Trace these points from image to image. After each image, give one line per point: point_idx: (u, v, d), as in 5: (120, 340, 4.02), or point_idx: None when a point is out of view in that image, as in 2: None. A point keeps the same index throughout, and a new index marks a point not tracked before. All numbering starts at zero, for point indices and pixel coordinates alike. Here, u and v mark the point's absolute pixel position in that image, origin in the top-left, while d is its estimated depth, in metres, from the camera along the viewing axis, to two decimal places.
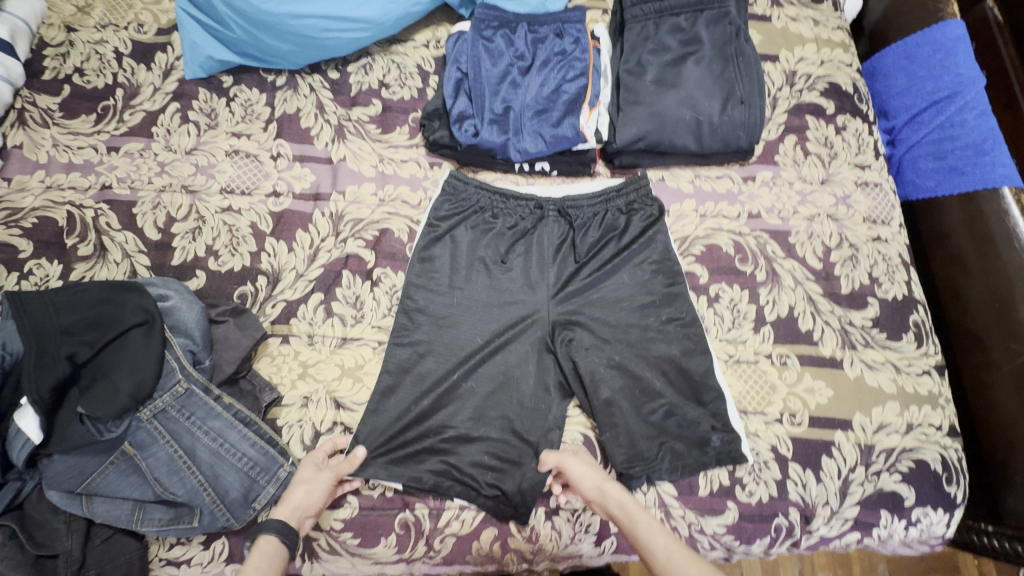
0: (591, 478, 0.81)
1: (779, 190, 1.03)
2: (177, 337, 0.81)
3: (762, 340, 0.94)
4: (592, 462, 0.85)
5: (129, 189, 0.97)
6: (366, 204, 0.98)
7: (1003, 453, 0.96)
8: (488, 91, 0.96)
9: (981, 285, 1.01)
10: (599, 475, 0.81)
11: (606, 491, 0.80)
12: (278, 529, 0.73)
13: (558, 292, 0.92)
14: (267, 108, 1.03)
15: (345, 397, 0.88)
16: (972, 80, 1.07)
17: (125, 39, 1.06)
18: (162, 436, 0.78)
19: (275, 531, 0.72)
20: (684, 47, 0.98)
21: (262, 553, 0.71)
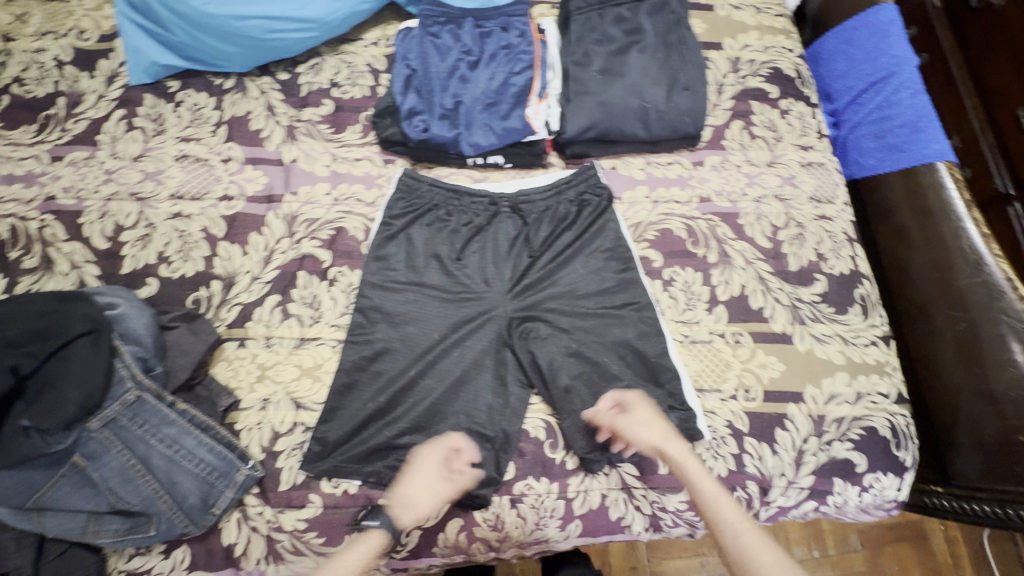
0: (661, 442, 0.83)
1: (728, 174, 1.05)
2: (126, 345, 0.79)
3: (716, 320, 0.96)
4: (648, 420, 0.85)
5: (74, 199, 0.95)
6: (320, 204, 0.98)
7: (949, 417, 1.00)
8: (437, 87, 0.97)
9: (923, 257, 1.05)
10: (656, 436, 0.83)
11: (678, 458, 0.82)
12: (391, 526, 0.78)
13: (515, 283, 0.94)
14: (216, 112, 1.02)
15: (304, 397, 0.87)
16: (905, 61, 1.12)
17: (66, 46, 1.04)
18: (114, 446, 0.77)
19: (387, 531, 0.77)
20: (627, 37, 1.00)
21: (367, 547, 0.76)
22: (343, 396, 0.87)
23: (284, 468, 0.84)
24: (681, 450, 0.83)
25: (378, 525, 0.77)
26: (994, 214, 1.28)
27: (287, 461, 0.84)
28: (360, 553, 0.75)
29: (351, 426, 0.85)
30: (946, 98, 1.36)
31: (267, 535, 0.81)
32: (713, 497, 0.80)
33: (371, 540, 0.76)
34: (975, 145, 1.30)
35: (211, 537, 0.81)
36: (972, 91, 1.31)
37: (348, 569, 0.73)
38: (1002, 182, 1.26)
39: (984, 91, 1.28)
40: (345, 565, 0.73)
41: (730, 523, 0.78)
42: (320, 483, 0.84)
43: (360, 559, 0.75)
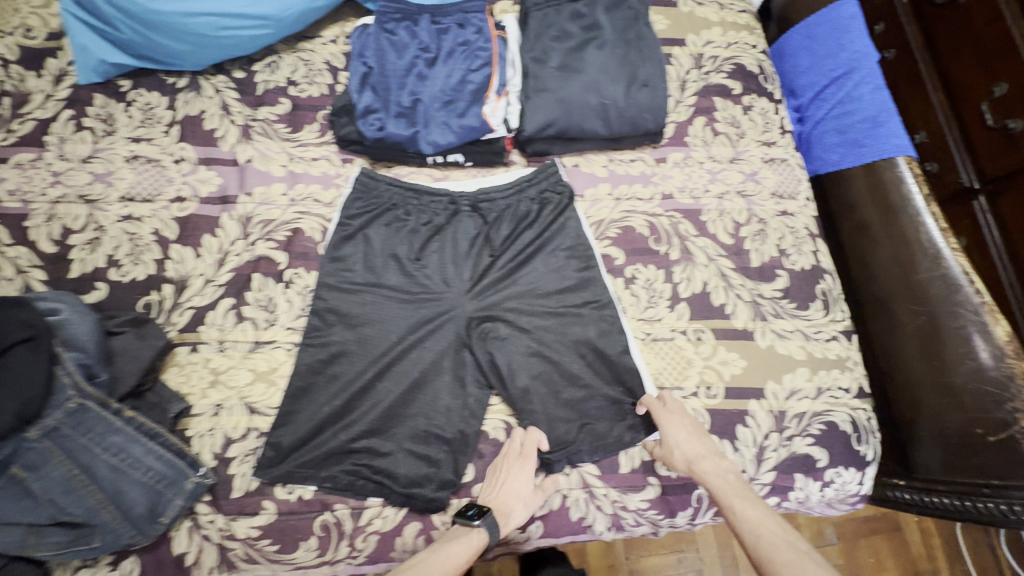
0: (689, 450, 0.84)
1: (691, 170, 1.05)
2: (68, 351, 0.76)
3: (678, 318, 0.96)
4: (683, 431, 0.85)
5: (20, 202, 0.92)
6: (276, 205, 0.96)
7: (910, 411, 1.01)
8: (394, 84, 0.95)
9: (885, 251, 1.05)
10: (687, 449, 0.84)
11: (703, 464, 0.83)
12: (494, 527, 0.77)
13: (475, 283, 0.93)
14: (169, 112, 1.00)
15: (258, 402, 0.86)
16: (865, 56, 1.13)
17: (11, 45, 1.00)
18: (56, 456, 0.74)
19: (489, 533, 0.77)
20: (586, 33, 1.00)
21: (468, 546, 0.75)
22: (298, 400, 0.85)
23: (236, 474, 0.82)
24: (706, 456, 0.83)
25: (482, 524, 0.77)
26: (960, 208, 1.29)
27: (239, 467, 0.82)
28: (466, 550, 0.75)
29: (305, 430, 0.83)
30: (913, 93, 1.36)
31: (220, 543, 0.80)
32: (738, 499, 0.78)
33: (475, 539, 0.76)
34: (942, 139, 1.31)
35: (161, 547, 0.79)
36: (937, 86, 1.31)
37: (455, 564, 0.73)
38: (967, 176, 1.27)
39: (949, 86, 1.29)
40: (455, 559, 0.73)
41: (751, 528, 0.75)
42: (274, 489, 0.82)
43: (465, 556, 0.74)
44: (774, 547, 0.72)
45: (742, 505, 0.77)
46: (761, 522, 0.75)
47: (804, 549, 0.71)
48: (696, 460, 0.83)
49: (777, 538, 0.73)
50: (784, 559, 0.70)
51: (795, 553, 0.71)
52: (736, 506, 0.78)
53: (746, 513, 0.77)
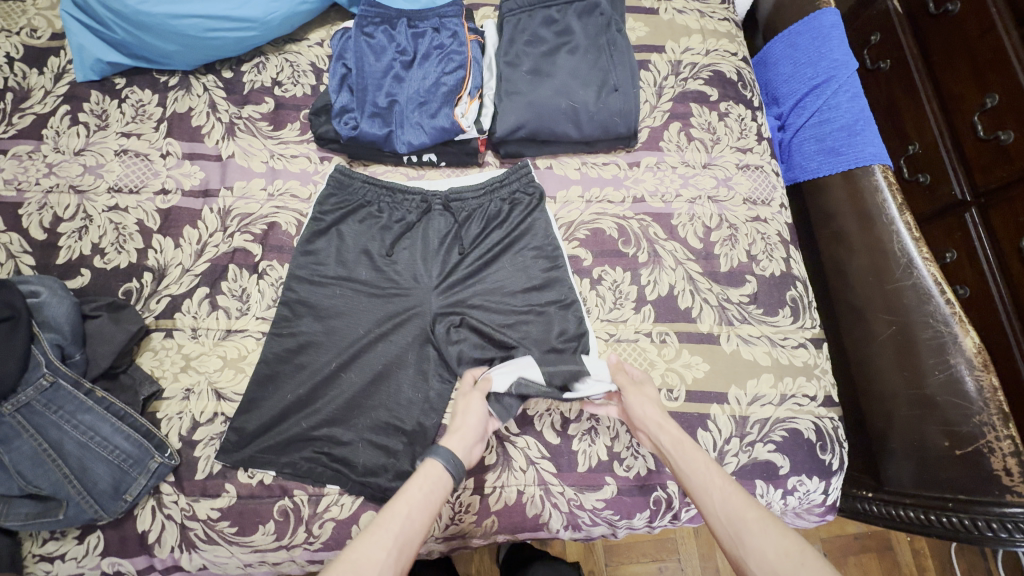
0: (654, 421, 0.83)
1: (663, 174, 1.06)
2: (46, 332, 0.81)
3: (642, 320, 0.97)
4: (653, 401, 0.85)
5: (16, 191, 0.97)
6: (254, 200, 1.00)
7: (881, 422, 1.00)
8: (371, 85, 0.98)
9: (862, 260, 1.04)
10: (655, 416, 0.83)
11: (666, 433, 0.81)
12: (442, 455, 0.77)
13: (441, 280, 0.94)
14: (159, 108, 1.04)
15: (225, 388, 0.89)
16: (845, 64, 1.12)
17: (18, 44, 1.06)
18: (26, 431, 0.78)
19: (440, 459, 0.77)
20: (558, 38, 1.03)
21: (425, 479, 0.75)
22: (264, 387, 0.87)
23: (201, 457, 0.85)
24: (670, 428, 0.82)
25: (431, 454, 0.77)
26: (950, 221, 1.21)
27: (204, 450, 0.85)
28: (422, 484, 0.74)
29: (267, 417, 0.86)
30: (905, 100, 1.29)
31: (181, 523, 0.82)
32: (703, 473, 0.76)
33: (428, 473, 0.76)
34: (935, 150, 1.22)
35: (126, 524, 0.82)
36: (931, 96, 1.23)
37: (411, 498, 0.71)
38: (960, 189, 1.18)
39: (944, 96, 1.21)
40: (409, 495, 0.72)
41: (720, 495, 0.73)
42: (236, 473, 0.85)
43: (422, 488, 0.73)
44: (741, 509, 0.71)
45: (705, 468, 0.77)
46: (728, 489, 0.74)
47: (765, 512, 0.71)
48: (660, 429, 0.82)
49: (745, 502, 0.72)
50: (753, 518, 0.70)
51: (762, 514, 0.70)
52: (704, 475, 0.76)
53: (715, 482, 0.75)
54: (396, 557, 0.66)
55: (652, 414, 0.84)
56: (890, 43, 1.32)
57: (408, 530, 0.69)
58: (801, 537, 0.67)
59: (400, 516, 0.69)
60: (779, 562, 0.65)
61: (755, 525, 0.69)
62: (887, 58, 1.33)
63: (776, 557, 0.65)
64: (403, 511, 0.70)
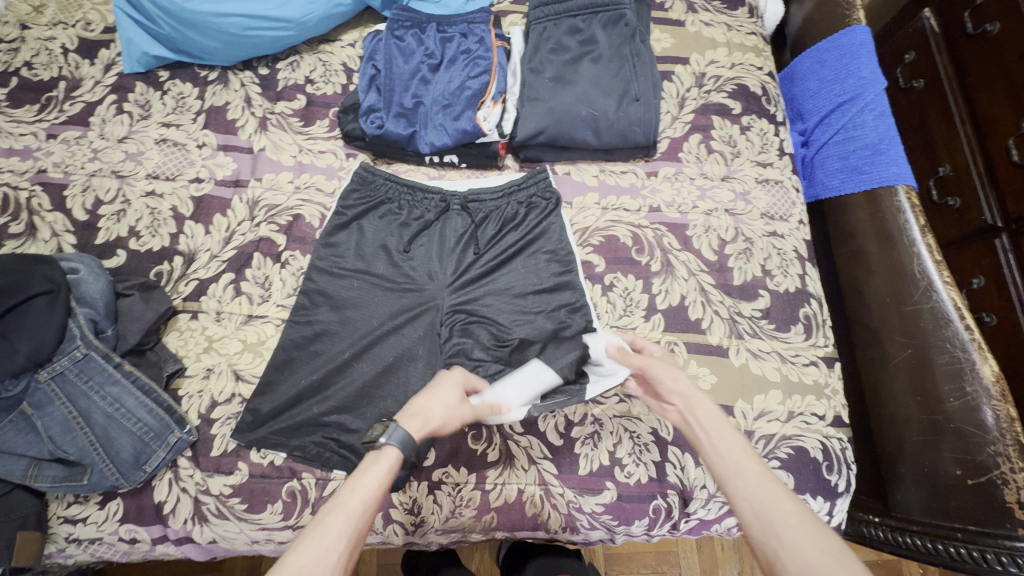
0: (683, 394, 0.80)
1: (680, 185, 1.07)
2: (81, 307, 0.86)
3: (652, 328, 0.97)
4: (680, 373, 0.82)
5: (63, 173, 1.03)
6: (282, 191, 1.04)
7: (892, 447, 0.98)
8: (398, 87, 1.02)
9: (881, 281, 1.03)
10: (685, 388, 0.80)
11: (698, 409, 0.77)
12: (403, 445, 0.71)
13: (454, 279, 0.97)
14: (198, 101, 1.10)
15: (244, 370, 0.93)
16: (873, 82, 1.11)
17: (73, 36, 1.13)
18: (59, 398, 0.83)
19: (398, 447, 0.71)
20: (582, 47, 1.04)
21: (380, 469, 0.69)
22: (280, 371, 0.90)
23: (217, 435, 0.88)
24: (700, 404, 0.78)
25: (389, 441, 0.70)
26: (979, 246, 1.17)
27: (220, 428, 0.89)
28: (377, 475, 0.69)
29: (281, 401, 0.89)
30: (939, 121, 1.26)
31: (195, 497, 0.86)
32: (732, 453, 0.71)
33: (384, 460, 0.70)
34: (966, 172, 1.20)
35: (144, 493, 0.86)
36: (965, 117, 1.20)
37: (365, 493, 0.67)
38: (990, 213, 1.15)
39: (978, 118, 1.17)
40: (363, 489, 0.67)
41: (753, 482, 0.67)
42: (249, 452, 0.88)
43: (377, 481, 0.68)
44: (774, 497, 0.65)
45: (738, 449, 0.71)
46: (762, 478, 0.67)
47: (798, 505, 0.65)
48: (691, 402, 0.79)
49: (781, 492, 0.66)
50: (790, 509, 0.64)
51: (799, 508, 0.65)
52: (732, 458, 0.70)
53: (745, 468, 0.69)
54: (347, 557, 0.63)
55: (681, 388, 0.81)
56: (924, 62, 1.30)
57: (361, 526, 0.65)
58: (840, 538, 0.62)
59: (353, 513, 0.65)
60: (818, 561, 0.59)
61: (789, 516, 0.63)
62: (919, 78, 1.31)
63: (814, 556, 0.60)
64: (354, 508, 0.66)
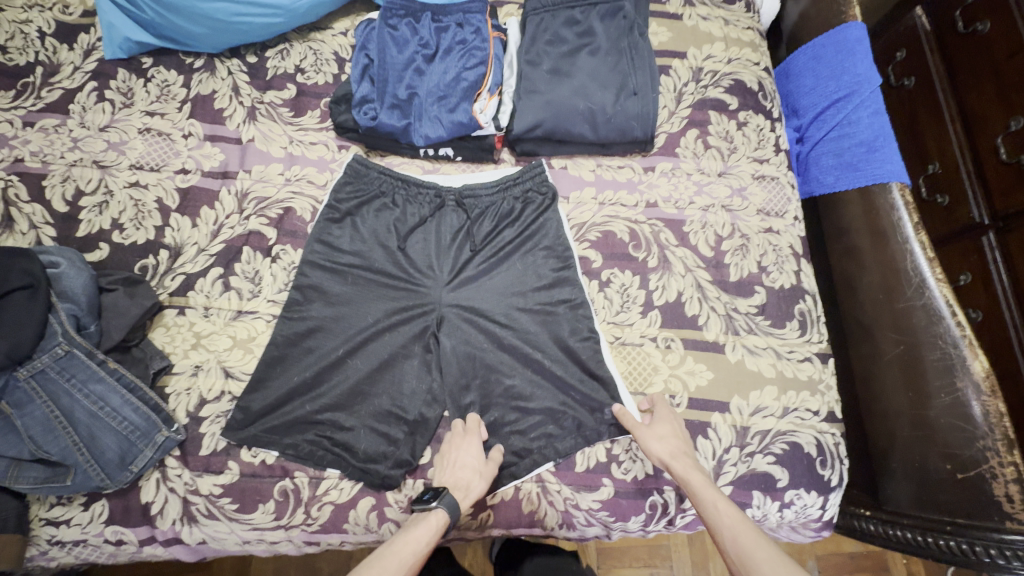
0: (669, 445, 0.84)
1: (677, 181, 1.06)
2: (63, 302, 0.83)
3: (649, 324, 0.97)
4: (667, 433, 0.85)
5: (41, 163, 0.99)
6: (272, 183, 1.01)
7: (884, 441, 0.99)
8: (392, 77, 0.99)
9: (874, 278, 1.04)
10: (668, 450, 0.83)
11: (679, 459, 0.82)
12: (451, 508, 0.76)
13: (450, 275, 0.95)
14: (183, 89, 1.06)
15: (233, 367, 0.90)
16: (868, 80, 1.11)
17: (50, 19, 1.09)
18: (40, 396, 0.80)
19: (447, 511, 0.76)
20: (580, 39, 1.03)
21: (429, 529, 0.74)
22: (271, 368, 0.88)
23: (206, 434, 0.86)
24: (685, 453, 0.83)
25: (439, 504, 0.76)
26: (967, 244, 1.19)
27: (210, 427, 0.87)
28: (426, 533, 0.74)
29: (272, 398, 0.87)
30: (929, 119, 1.27)
31: (184, 497, 0.84)
32: (714, 497, 0.77)
33: (433, 521, 0.75)
34: (956, 170, 1.21)
35: (130, 494, 0.84)
36: (955, 116, 1.21)
37: (416, 548, 0.72)
38: (978, 211, 1.16)
39: (968, 117, 1.19)
40: (414, 545, 0.72)
41: (729, 525, 0.74)
42: (240, 451, 0.86)
43: (426, 539, 0.73)
44: (753, 544, 0.72)
45: (718, 505, 0.77)
46: (739, 521, 0.75)
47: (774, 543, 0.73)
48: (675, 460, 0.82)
49: (758, 541, 0.72)
50: (764, 551, 0.70)
51: (777, 554, 0.70)
52: (713, 503, 0.77)
53: (726, 513, 0.76)
54: None
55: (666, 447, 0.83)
56: (915, 60, 1.31)
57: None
58: None
59: (405, 564, 0.70)
60: None
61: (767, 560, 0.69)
62: (910, 76, 1.32)
63: None
64: (401, 560, 0.71)
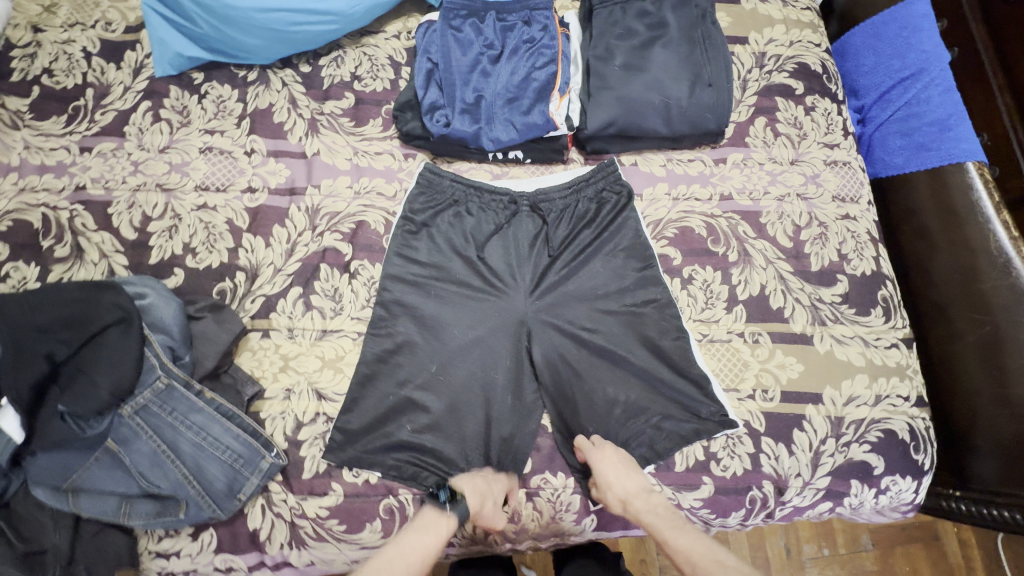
0: (622, 489, 0.81)
1: (750, 171, 1.04)
2: (155, 334, 0.81)
3: (734, 320, 0.96)
4: (618, 473, 0.82)
5: (104, 189, 0.97)
6: (341, 198, 0.99)
7: (967, 422, 0.98)
8: (458, 81, 0.97)
9: (949, 259, 1.02)
10: (623, 490, 0.81)
11: (637, 502, 0.82)
12: (463, 514, 0.79)
13: (534, 282, 0.94)
14: (240, 104, 1.03)
15: (326, 388, 0.89)
16: (936, 57, 1.10)
17: (94, 38, 1.05)
18: (144, 432, 0.79)
19: (458, 519, 0.78)
20: (651, 31, 1.00)
21: (439, 532, 0.76)
22: (364, 387, 0.87)
23: (307, 457, 0.85)
24: (638, 492, 0.82)
25: (455, 510, 0.78)
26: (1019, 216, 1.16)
27: (310, 450, 0.86)
28: (436, 537, 0.76)
29: (369, 418, 0.86)
30: (973, 90, 1.23)
31: (291, 521, 0.83)
32: (671, 531, 0.79)
33: (443, 525, 0.78)
34: (1005, 144, 1.17)
35: (237, 522, 0.83)
36: (1003, 86, 1.17)
37: (425, 552, 0.74)
38: None
39: (1017, 88, 1.15)
40: (423, 549, 0.74)
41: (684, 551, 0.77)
42: (341, 472, 0.85)
43: (436, 542, 0.76)
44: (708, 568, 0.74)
45: (674, 535, 0.78)
46: (693, 550, 0.77)
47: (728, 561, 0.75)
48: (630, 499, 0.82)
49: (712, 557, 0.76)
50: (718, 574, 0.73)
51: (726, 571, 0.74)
52: (670, 537, 0.79)
53: (684, 545, 0.78)
54: None
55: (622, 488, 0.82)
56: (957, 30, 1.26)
57: None
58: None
59: (412, 565, 0.73)
60: None
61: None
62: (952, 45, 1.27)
63: None
64: (410, 562, 0.73)
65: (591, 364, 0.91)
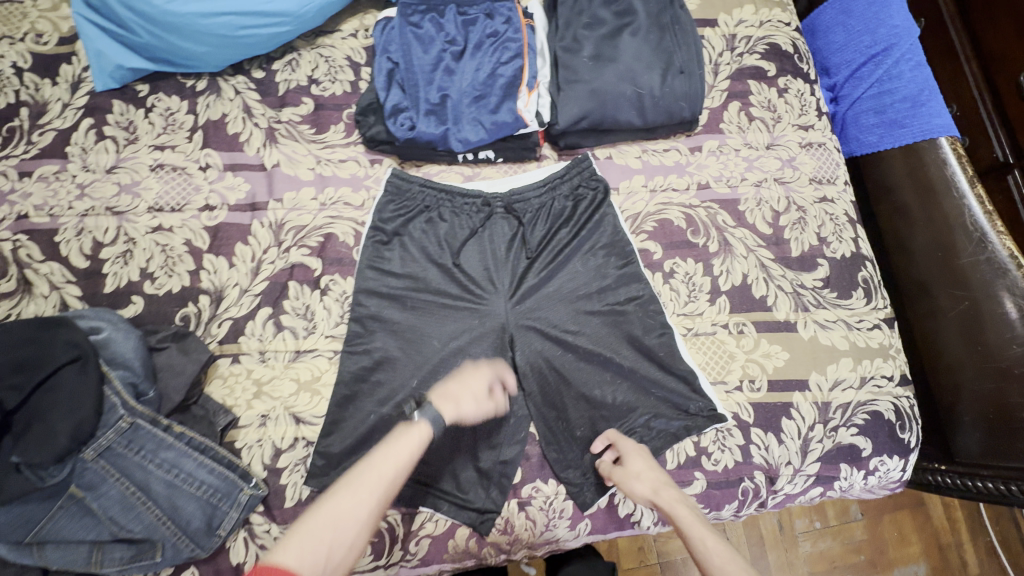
0: (650, 479, 0.81)
1: (726, 158, 1.02)
2: (115, 369, 0.77)
3: (718, 311, 0.95)
4: (648, 468, 0.83)
5: (48, 216, 0.90)
6: (307, 210, 0.94)
7: (950, 395, 0.99)
8: (422, 80, 0.92)
9: (926, 236, 1.02)
10: (651, 481, 0.81)
11: (665, 493, 0.80)
12: (435, 419, 0.74)
13: (514, 287, 0.91)
14: (190, 116, 0.97)
15: (303, 412, 0.85)
16: (906, 31, 1.09)
17: (23, 51, 0.97)
18: (112, 474, 0.76)
19: (431, 423, 0.74)
20: (619, 19, 0.97)
21: (409, 439, 0.72)
22: (344, 408, 0.84)
23: (288, 484, 0.82)
24: (668, 484, 0.81)
25: (422, 416, 0.74)
26: (991, 184, 1.16)
27: (291, 477, 0.82)
28: (408, 446, 0.71)
29: (349, 440, 0.82)
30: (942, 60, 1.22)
31: None
32: (699, 525, 0.75)
33: (415, 433, 0.73)
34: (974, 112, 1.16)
35: (219, 557, 0.78)
36: (971, 56, 1.16)
37: (395, 460, 0.69)
38: (1001, 150, 1.13)
39: (984, 56, 1.14)
40: (392, 458, 0.70)
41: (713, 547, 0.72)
42: None
43: (406, 450, 0.71)
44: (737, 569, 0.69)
45: (704, 530, 0.75)
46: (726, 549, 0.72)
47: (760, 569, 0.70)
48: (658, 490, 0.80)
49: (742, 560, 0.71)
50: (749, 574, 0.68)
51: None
52: (700, 532, 0.75)
53: (711, 542, 0.73)
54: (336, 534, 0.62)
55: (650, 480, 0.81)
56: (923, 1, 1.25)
57: (386, 494, 0.68)
58: None
59: (383, 476, 0.68)
60: None
61: None
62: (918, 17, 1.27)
63: None
64: (378, 472, 0.68)
65: (577, 366, 0.89)
